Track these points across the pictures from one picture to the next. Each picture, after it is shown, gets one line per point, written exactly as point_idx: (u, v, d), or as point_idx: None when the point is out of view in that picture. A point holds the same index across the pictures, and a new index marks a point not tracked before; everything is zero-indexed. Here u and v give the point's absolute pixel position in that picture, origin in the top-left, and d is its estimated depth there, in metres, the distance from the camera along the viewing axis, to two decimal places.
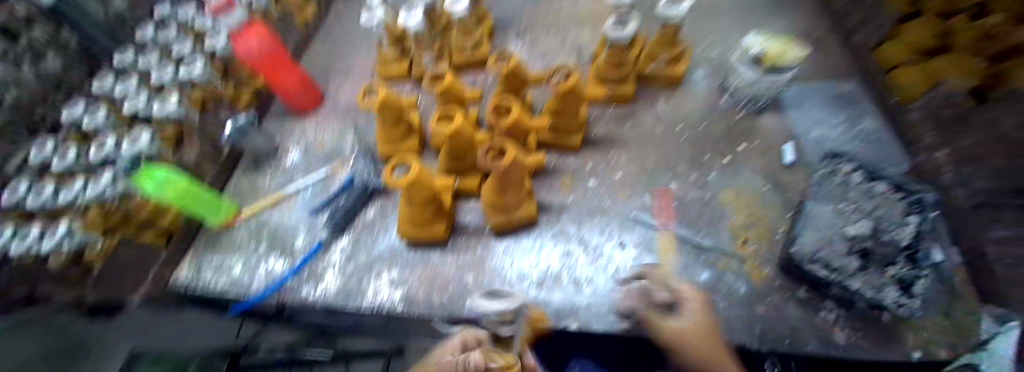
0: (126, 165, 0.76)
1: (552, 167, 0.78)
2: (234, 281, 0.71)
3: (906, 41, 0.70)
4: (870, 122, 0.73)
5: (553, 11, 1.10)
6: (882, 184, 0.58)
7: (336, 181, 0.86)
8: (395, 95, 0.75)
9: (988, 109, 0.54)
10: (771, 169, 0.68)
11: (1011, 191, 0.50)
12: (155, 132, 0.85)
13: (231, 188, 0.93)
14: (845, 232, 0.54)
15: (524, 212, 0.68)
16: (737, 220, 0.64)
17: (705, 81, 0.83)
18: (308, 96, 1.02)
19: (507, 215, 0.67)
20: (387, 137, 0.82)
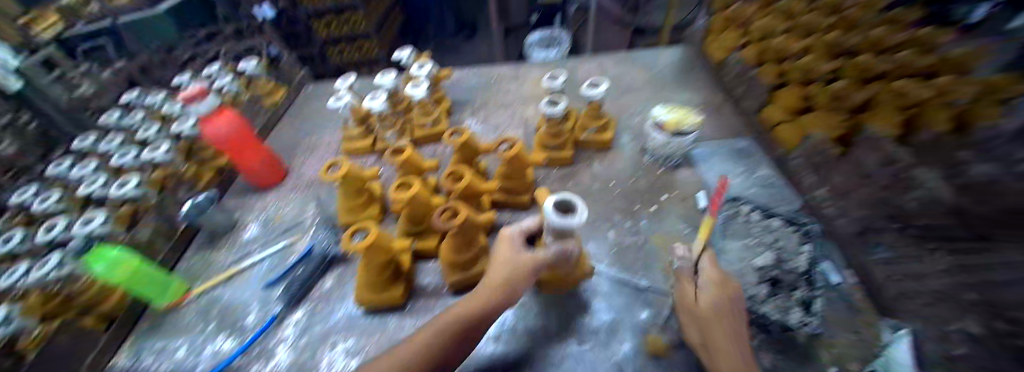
0: (78, 247, 0.79)
1: (506, 224, 0.85)
2: (176, 364, 0.72)
3: (780, 104, 0.87)
4: (766, 170, 0.86)
5: (502, 92, 1.27)
6: (777, 219, 0.69)
7: (294, 252, 0.88)
8: (357, 168, 0.82)
9: (854, 152, 0.67)
10: (692, 213, 0.78)
11: (887, 216, 0.61)
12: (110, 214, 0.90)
13: (183, 267, 0.94)
14: (753, 265, 0.64)
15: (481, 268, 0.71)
16: (669, 261, 0.71)
17: (630, 144, 0.97)
18: (268, 174, 1.06)
19: (464, 272, 0.71)
20: (348, 207, 0.87)
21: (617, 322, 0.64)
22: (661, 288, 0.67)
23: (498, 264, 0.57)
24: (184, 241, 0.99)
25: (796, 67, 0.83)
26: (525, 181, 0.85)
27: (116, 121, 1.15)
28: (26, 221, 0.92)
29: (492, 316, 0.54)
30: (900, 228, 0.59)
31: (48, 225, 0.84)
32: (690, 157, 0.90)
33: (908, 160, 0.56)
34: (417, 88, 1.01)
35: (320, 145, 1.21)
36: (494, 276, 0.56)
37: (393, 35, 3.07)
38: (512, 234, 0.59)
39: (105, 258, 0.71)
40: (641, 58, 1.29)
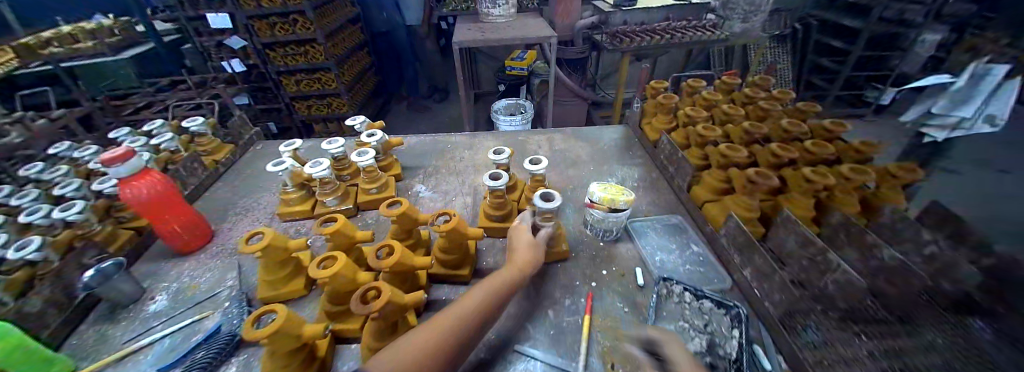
0: None
1: (441, 299, 0.80)
2: None
3: (707, 182, 0.95)
4: (698, 246, 0.89)
5: (454, 159, 1.29)
6: (708, 301, 0.69)
7: (202, 330, 0.78)
8: (281, 238, 0.77)
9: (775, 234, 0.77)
10: (629, 290, 0.78)
11: (807, 300, 0.64)
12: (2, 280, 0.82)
13: (69, 347, 0.81)
14: (687, 351, 0.63)
15: None
16: (604, 345, 0.68)
17: (573, 216, 0.99)
18: (190, 238, 0.98)
19: None
20: (268, 279, 0.80)
21: None
22: None
23: (522, 248, 0.75)
24: (79, 315, 0.86)
25: (716, 152, 0.95)
26: (463, 254, 0.83)
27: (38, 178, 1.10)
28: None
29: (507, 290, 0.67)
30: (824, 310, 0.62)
31: None
32: (628, 231, 0.93)
33: (824, 246, 0.65)
34: (363, 157, 1.02)
35: (258, 206, 1.15)
36: (523, 256, 0.74)
37: (364, 94, 3.17)
38: (524, 227, 0.81)
39: None
40: (587, 133, 1.37)
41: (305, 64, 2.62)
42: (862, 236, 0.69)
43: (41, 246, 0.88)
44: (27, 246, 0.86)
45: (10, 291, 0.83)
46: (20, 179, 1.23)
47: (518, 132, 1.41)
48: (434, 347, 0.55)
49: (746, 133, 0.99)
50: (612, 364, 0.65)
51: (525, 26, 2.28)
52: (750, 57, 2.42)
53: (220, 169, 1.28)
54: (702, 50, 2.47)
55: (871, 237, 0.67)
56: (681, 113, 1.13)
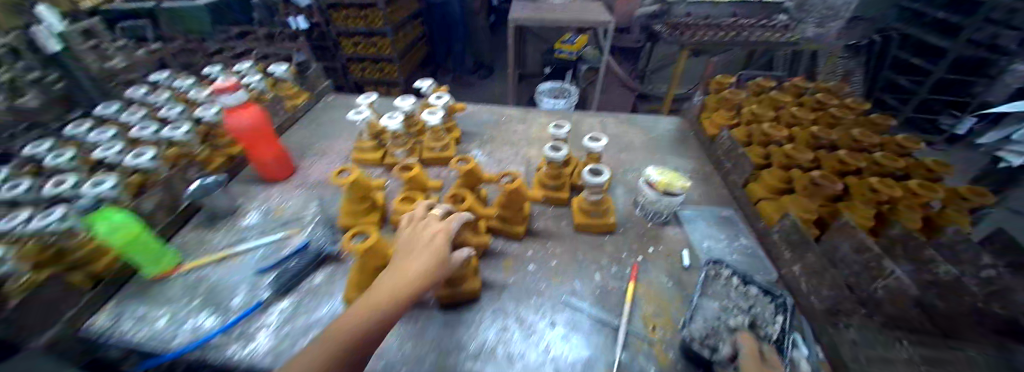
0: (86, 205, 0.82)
1: (497, 250, 0.89)
2: (154, 333, 0.73)
3: (765, 181, 0.97)
4: (746, 239, 0.91)
5: (509, 130, 1.35)
6: (755, 287, 0.73)
7: (290, 245, 0.90)
8: (365, 177, 0.87)
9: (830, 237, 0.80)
10: (675, 269, 0.83)
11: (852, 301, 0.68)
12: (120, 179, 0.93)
13: (177, 241, 0.95)
14: (729, 325, 0.67)
15: (467, 287, 0.75)
16: (648, 310, 0.74)
17: (624, 196, 1.03)
18: (279, 170, 1.11)
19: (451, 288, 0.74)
20: (350, 211, 0.91)
21: (593, 358, 0.67)
22: (640, 334, 0.70)
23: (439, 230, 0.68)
24: (183, 219, 1.00)
25: (780, 152, 0.96)
26: (520, 213, 0.90)
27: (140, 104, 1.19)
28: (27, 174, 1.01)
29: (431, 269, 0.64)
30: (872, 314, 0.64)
31: (58, 181, 0.90)
32: (678, 217, 0.96)
33: (878, 252, 0.66)
34: (433, 116, 1.10)
35: (331, 150, 1.26)
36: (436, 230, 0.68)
37: (414, 62, 3.26)
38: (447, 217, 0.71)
39: (109, 220, 0.74)
40: (640, 122, 1.39)
41: (365, 28, 2.73)
42: (919, 250, 0.71)
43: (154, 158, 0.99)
44: (143, 155, 0.98)
45: (129, 191, 0.94)
46: (127, 100, 1.39)
47: (572, 113, 1.45)
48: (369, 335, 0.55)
49: (813, 138, 0.99)
50: (654, 327, 0.72)
51: (583, 10, 2.26)
52: (817, 65, 2.31)
53: (297, 113, 1.40)
54: (763, 54, 2.37)
55: (928, 251, 0.69)
56: (747, 111, 1.14)
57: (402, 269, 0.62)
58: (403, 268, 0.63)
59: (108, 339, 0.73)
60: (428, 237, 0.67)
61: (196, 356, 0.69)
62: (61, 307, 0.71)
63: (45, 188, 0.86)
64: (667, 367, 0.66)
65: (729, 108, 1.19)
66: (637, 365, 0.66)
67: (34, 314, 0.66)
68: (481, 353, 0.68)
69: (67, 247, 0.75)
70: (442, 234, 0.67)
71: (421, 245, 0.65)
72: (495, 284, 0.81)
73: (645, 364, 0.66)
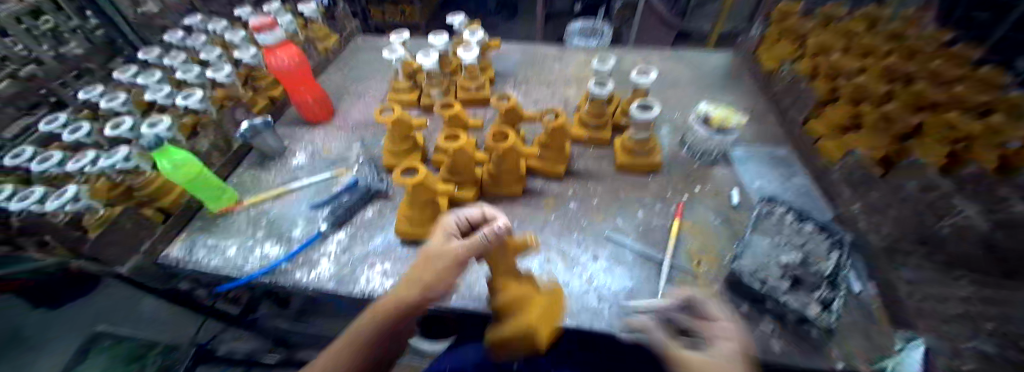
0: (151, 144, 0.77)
1: (538, 189, 0.89)
2: (228, 260, 0.80)
3: (828, 120, 0.89)
4: (801, 180, 0.90)
5: (545, 70, 1.30)
6: (810, 224, 0.71)
7: (340, 182, 0.94)
8: (406, 116, 0.87)
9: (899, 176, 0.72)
10: (722, 207, 0.81)
11: (914, 240, 0.65)
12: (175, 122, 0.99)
13: (233, 179, 0.99)
14: (779, 261, 0.66)
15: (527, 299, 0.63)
16: (693, 245, 0.75)
17: (669, 136, 1.00)
18: (319, 111, 1.12)
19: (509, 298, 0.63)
20: (392, 150, 0.92)
21: (637, 289, 0.68)
22: (685, 267, 0.71)
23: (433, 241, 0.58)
24: (237, 157, 1.03)
25: (851, 85, 0.86)
26: (561, 152, 0.88)
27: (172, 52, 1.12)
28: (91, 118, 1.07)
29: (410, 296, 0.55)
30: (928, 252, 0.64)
31: (115, 122, 0.91)
32: (727, 157, 0.92)
33: (950, 189, 0.60)
34: (468, 53, 1.05)
35: (367, 92, 1.26)
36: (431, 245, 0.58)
37: (434, 3, 3.09)
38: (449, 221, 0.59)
39: (171, 158, 0.78)
40: (686, 58, 1.30)
41: None
42: None
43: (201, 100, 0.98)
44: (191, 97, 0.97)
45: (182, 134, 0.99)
46: (164, 46, 1.40)
47: (611, 49, 1.36)
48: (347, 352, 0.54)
49: None
50: (698, 261, 0.72)
51: None
52: None
53: (329, 56, 1.39)
54: None
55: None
56: (812, 42, 1.02)
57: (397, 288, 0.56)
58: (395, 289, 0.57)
59: (187, 265, 0.80)
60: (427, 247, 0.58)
61: (266, 281, 0.76)
62: (138, 238, 0.79)
63: (107, 130, 0.88)
64: (711, 298, 0.67)
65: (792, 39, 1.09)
66: (681, 295, 0.67)
67: (111, 242, 0.75)
68: (528, 282, 0.71)
69: (134, 185, 0.84)
70: (441, 241, 0.57)
71: (420, 258, 0.57)
72: (538, 221, 0.82)
73: (688, 295, 0.67)
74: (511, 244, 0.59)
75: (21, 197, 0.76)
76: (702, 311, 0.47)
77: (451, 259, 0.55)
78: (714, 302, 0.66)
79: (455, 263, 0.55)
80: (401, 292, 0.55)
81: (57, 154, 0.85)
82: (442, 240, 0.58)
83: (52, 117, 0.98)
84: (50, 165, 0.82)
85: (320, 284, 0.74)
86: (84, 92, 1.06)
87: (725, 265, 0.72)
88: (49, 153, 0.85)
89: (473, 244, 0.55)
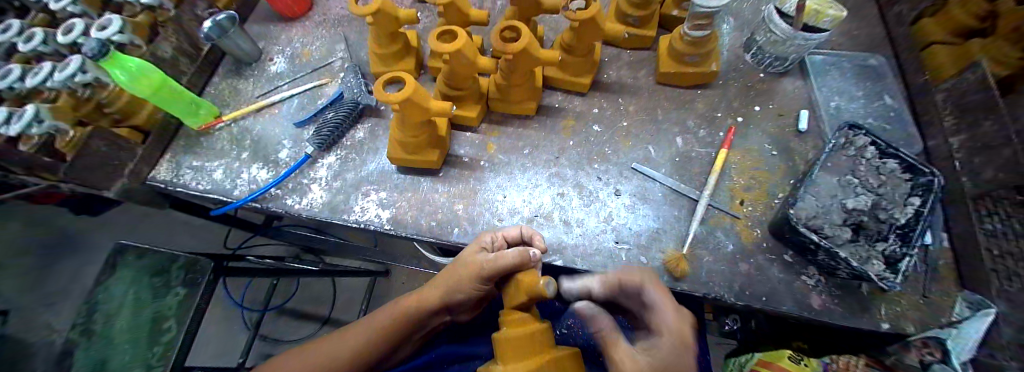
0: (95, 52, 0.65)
1: (556, 107, 0.75)
2: (217, 183, 0.75)
3: (944, 17, 0.70)
4: (892, 98, 0.71)
5: None
6: (893, 162, 0.56)
7: (325, 95, 0.82)
8: (392, 6, 0.67)
9: None
10: (784, 134, 0.66)
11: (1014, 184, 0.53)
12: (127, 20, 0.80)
13: (209, 92, 0.88)
14: (844, 205, 0.54)
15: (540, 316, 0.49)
16: (738, 181, 0.63)
17: (731, 35, 0.78)
18: (291, 2, 0.92)
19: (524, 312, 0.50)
20: (381, 55, 0.76)
21: (659, 231, 0.59)
22: (724, 207, 0.61)
23: (460, 261, 0.53)
24: (209, 66, 0.91)
25: None
26: (589, 58, 0.70)
27: None
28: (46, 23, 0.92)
29: (430, 300, 0.56)
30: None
31: (67, 27, 0.80)
32: (802, 66, 0.72)
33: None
34: None
35: None
36: (456, 267, 0.54)
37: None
38: (482, 246, 0.53)
39: (125, 67, 0.66)
40: None
41: None
42: None
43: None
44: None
45: (142, 36, 0.82)
46: None
47: None
48: (358, 351, 0.55)
49: None
50: (741, 201, 0.61)
51: None
52: None
53: None
54: None
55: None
56: None
57: (418, 294, 0.57)
58: (418, 296, 0.57)
59: (176, 188, 0.76)
60: (455, 266, 0.54)
61: (258, 207, 0.71)
62: (119, 160, 0.74)
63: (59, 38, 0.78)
64: (749, 245, 0.57)
65: None
66: (714, 240, 0.58)
67: (85, 167, 0.70)
68: (537, 219, 0.62)
69: (101, 100, 0.75)
70: (468, 263, 0.52)
71: (446, 272, 0.55)
72: (553, 146, 0.70)
73: (722, 240, 0.58)
74: (523, 280, 0.46)
75: None
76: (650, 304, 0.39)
77: (472, 273, 0.50)
78: (752, 249, 0.57)
79: (477, 278, 0.50)
80: (426, 290, 0.57)
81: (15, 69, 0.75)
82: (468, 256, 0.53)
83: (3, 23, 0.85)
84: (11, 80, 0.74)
85: (309, 213, 0.68)
86: None
87: (773, 206, 0.60)
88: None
89: (495, 264, 0.47)
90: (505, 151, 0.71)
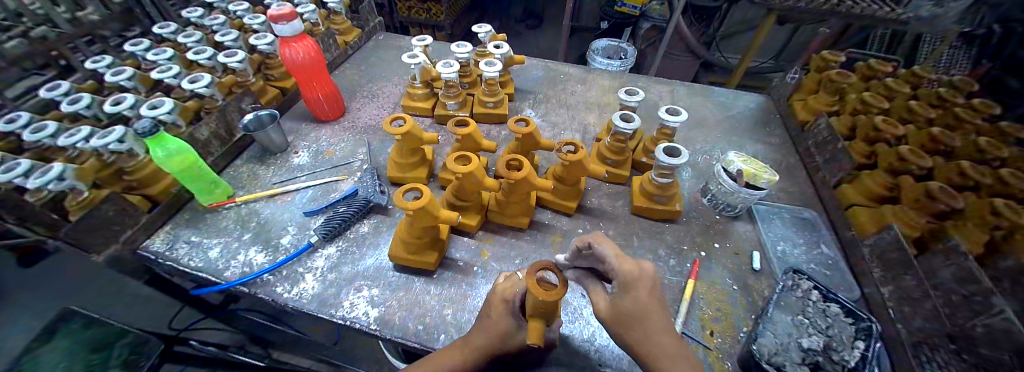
0: (144, 126, 0.69)
1: (546, 224, 0.84)
2: (211, 262, 0.76)
3: (861, 187, 0.85)
4: (829, 247, 0.83)
5: (566, 90, 1.24)
6: (836, 306, 0.64)
7: (339, 189, 0.90)
8: (417, 129, 0.82)
9: (930, 259, 0.69)
10: (742, 271, 0.76)
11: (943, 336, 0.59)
12: (176, 104, 0.89)
13: (228, 173, 0.95)
14: (800, 343, 0.61)
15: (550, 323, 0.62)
16: (706, 312, 0.69)
17: (690, 182, 0.95)
18: (328, 109, 1.08)
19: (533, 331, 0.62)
20: (399, 164, 0.88)
21: None
22: (695, 337, 0.65)
23: (499, 324, 0.56)
24: (236, 150, 0.99)
25: (892, 154, 0.84)
26: (575, 187, 0.82)
27: (186, 40, 1.06)
28: (93, 90, 1.00)
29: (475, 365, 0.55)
30: (955, 350, 0.57)
31: (117, 100, 0.88)
32: (750, 213, 0.87)
33: (990, 287, 0.56)
34: (491, 67, 1.00)
35: (381, 93, 1.22)
36: (500, 337, 0.56)
37: (471, 16, 2.86)
38: (506, 302, 0.57)
39: (165, 147, 0.72)
40: (719, 97, 1.26)
41: (426, 21, 2.42)
42: None
43: (210, 85, 0.95)
44: (199, 83, 0.94)
45: (185, 118, 0.93)
46: (182, 20, 1.37)
47: (638, 79, 1.31)
48: None
49: (935, 142, 0.88)
50: (711, 331, 0.66)
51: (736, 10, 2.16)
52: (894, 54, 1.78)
53: (347, 51, 1.37)
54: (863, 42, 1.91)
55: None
56: (854, 98, 1.03)
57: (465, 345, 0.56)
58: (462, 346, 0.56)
59: (166, 262, 0.76)
60: (495, 331, 0.56)
61: (246, 291, 0.71)
62: (121, 226, 0.75)
63: (106, 106, 0.85)
64: None
65: (832, 93, 1.04)
66: None
67: (87, 228, 0.69)
68: None
69: (125, 168, 0.79)
70: (510, 330, 0.56)
71: (487, 327, 0.56)
72: (541, 259, 0.77)
73: None
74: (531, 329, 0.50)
75: (5, 169, 0.69)
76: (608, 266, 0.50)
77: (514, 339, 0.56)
78: None
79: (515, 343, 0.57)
80: (469, 341, 0.56)
81: (50, 125, 0.80)
82: (501, 316, 0.56)
83: (53, 84, 0.92)
84: (43, 136, 0.77)
85: (296, 302, 0.69)
86: (92, 62, 0.99)
87: (739, 339, 0.66)
88: (15, 115, 0.82)
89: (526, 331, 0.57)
90: (498, 260, 0.77)
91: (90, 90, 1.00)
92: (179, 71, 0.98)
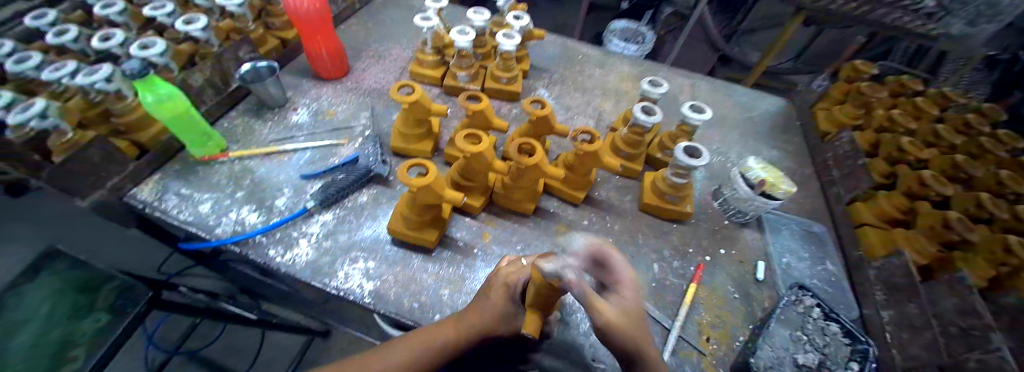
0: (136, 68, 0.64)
1: (552, 212, 0.82)
2: (201, 219, 0.72)
3: (876, 207, 0.84)
4: (833, 264, 0.82)
5: (583, 72, 1.19)
6: (835, 325, 0.63)
7: (339, 154, 0.86)
8: (426, 99, 0.76)
9: None
10: (745, 280, 0.75)
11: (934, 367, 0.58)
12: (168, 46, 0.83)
13: (222, 126, 0.90)
14: (795, 360, 0.61)
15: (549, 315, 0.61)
16: (704, 318, 0.68)
17: (701, 183, 0.92)
18: (332, 67, 1.02)
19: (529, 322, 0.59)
20: (404, 133, 0.84)
21: None
22: (692, 342, 0.65)
23: (496, 306, 0.54)
24: (231, 101, 0.94)
25: (913, 177, 0.81)
26: (586, 177, 0.79)
27: None
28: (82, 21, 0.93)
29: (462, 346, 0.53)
30: None
31: (106, 35, 0.82)
32: (760, 222, 0.85)
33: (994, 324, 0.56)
34: (509, 40, 0.94)
35: (388, 55, 1.16)
36: (495, 320, 0.53)
37: None
38: (508, 287, 0.55)
39: (155, 93, 0.67)
40: (739, 97, 1.21)
41: None
42: None
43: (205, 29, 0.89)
44: (195, 25, 0.87)
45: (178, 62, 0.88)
46: None
47: (659, 68, 1.25)
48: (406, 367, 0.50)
49: (956, 169, 0.86)
50: (707, 337, 0.66)
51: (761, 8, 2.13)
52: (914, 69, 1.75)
53: (355, 5, 1.28)
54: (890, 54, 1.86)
55: None
56: (880, 114, 0.99)
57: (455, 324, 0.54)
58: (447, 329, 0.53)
59: (154, 213, 0.73)
60: (491, 313, 0.53)
61: (236, 250, 0.69)
62: (107, 172, 0.71)
63: (94, 42, 0.79)
64: None
65: (859, 105, 1.01)
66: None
67: (70, 172, 0.65)
68: None
69: (112, 110, 0.74)
70: (507, 315, 0.54)
71: (484, 309, 0.54)
72: (543, 247, 0.75)
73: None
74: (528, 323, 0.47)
75: None
76: (614, 279, 0.41)
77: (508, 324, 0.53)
78: None
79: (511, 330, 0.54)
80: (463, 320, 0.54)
81: (35, 56, 0.75)
82: (499, 299, 0.54)
83: (40, 12, 0.87)
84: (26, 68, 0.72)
85: (286, 268, 0.67)
86: None
87: (734, 347, 0.65)
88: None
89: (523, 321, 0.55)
90: (499, 244, 0.75)
91: (79, 22, 0.93)
92: (174, 10, 0.92)
